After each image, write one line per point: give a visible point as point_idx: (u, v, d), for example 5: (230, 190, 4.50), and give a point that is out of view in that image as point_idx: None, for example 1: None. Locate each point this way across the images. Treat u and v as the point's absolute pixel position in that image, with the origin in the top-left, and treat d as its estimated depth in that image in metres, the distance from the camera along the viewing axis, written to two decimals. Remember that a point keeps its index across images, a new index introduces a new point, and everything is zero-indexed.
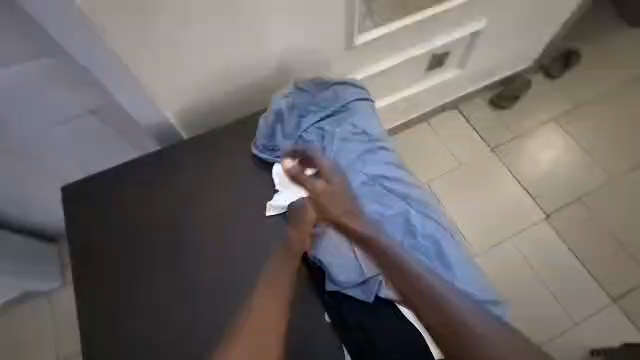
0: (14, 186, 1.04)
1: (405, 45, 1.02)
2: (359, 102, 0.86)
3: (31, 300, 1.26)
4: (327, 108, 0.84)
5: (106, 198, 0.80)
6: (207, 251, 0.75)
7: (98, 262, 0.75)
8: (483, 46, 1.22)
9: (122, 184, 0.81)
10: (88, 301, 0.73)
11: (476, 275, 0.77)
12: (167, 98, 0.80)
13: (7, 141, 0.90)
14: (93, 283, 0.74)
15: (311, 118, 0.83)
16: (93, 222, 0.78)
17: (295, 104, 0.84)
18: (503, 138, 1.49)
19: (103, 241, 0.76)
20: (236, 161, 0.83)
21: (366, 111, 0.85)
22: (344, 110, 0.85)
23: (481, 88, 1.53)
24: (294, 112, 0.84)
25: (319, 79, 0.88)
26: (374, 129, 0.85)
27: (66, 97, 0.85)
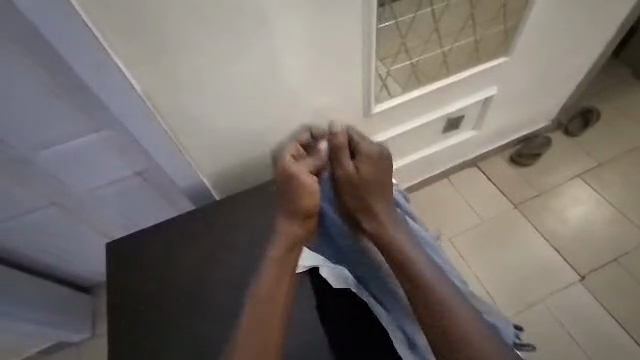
0: (63, 239, 1.15)
1: (419, 112, 1.11)
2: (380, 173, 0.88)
3: (59, 350, 1.30)
4: None
5: (144, 252, 0.86)
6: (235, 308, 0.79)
7: (132, 315, 0.80)
8: (497, 109, 1.28)
9: (160, 242, 0.88)
10: (119, 353, 0.77)
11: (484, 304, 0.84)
12: (204, 162, 0.90)
13: (64, 201, 1.03)
14: (125, 335, 0.78)
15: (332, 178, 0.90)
16: (132, 276, 0.84)
17: None
18: (525, 195, 1.49)
19: (138, 294, 0.82)
20: (262, 219, 0.89)
21: None
22: None
23: (500, 147, 1.57)
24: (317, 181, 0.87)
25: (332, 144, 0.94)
26: None
27: (119, 162, 0.98)
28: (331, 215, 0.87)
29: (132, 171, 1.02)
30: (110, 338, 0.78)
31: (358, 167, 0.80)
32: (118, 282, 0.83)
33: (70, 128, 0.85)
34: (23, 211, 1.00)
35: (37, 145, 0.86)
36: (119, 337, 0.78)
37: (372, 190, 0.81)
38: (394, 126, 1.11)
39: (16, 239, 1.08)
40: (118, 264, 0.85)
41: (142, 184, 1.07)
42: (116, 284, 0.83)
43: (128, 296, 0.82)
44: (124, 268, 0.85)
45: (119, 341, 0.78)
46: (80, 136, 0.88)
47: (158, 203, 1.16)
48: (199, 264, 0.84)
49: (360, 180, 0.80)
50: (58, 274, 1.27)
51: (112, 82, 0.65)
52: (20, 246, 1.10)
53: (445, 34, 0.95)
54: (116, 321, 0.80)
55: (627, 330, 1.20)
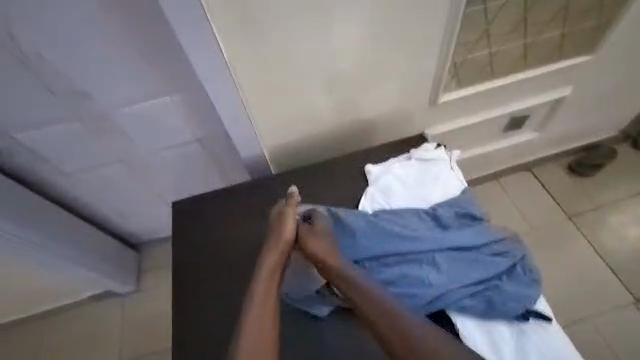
0: (122, 195, 1.21)
1: (485, 106, 1.07)
2: (451, 192, 0.73)
3: (105, 299, 1.38)
4: (405, 179, 0.75)
5: (211, 216, 0.83)
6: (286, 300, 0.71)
7: (192, 298, 0.73)
8: (566, 112, 1.21)
9: (217, 218, 0.82)
10: (180, 342, 0.70)
11: (517, 282, 0.61)
12: (268, 136, 0.91)
13: (129, 158, 1.08)
14: (186, 322, 0.71)
15: (378, 198, 0.75)
16: (191, 257, 0.78)
17: (369, 189, 0.76)
18: (582, 207, 1.40)
19: (203, 257, 0.77)
20: (329, 193, 0.82)
21: (445, 177, 0.75)
22: (423, 178, 0.75)
23: (558, 153, 1.49)
24: (380, 201, 0.74)
25: (395, 158, 0.79)
26: (450, 189, 0.73)
27: (183, 127, 1.01)
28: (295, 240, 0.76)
29: (195, 136, 1.05)
30: (175, 298, 0.74)
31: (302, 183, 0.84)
32: (178, 261, 0.78)
33: (146, 88, 0.89)
34: (92, 164, 1.07)
35: (115, 101, 0.91)
36: (180, 324, 0.71)
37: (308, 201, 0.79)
38: (456, 118, 1.08)
39: (82, 189, 1.15)
40: (177, 242, 0.80)
41: (200, 152, 1.11)
42: (176, 265, 0.77)
43: (194, 258, 0.77)
44: (183, 247, 0.79)
45: (180, 330, 0.71)
46: (154, 97, 0.92)
47: (211, 172, 1.19)
48: (256, 246, 0.78)
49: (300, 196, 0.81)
50: (113, 229, 1.35)
51: (200, 44, 0.66)
52: (84, 195, 1.18)
53: (533, 24, 0.88)
54: (177, 305, 0.73)
55: None
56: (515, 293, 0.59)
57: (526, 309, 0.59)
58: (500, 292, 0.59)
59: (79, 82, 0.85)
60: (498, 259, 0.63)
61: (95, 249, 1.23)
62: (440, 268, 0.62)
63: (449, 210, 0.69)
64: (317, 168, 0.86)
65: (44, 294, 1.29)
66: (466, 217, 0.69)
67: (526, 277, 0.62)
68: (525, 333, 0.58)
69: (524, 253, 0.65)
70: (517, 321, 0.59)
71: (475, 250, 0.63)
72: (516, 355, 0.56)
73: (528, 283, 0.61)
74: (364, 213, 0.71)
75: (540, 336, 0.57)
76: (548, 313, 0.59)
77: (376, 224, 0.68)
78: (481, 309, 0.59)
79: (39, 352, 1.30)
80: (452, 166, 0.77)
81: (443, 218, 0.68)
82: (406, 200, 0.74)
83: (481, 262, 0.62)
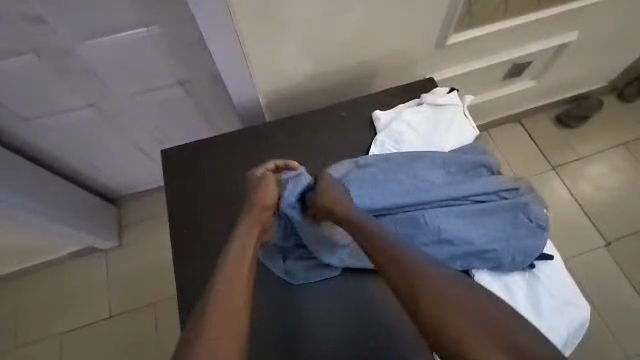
0: (95, 145, 1.09)
1: (490, 51, 1.01)
2: (464, 136, 0.70)
3: (86, 255, 1.31)
4: (417, 127, 0.71)
5: (207, 167, 0.75)
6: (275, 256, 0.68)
7: (196, 253, 0.68)
8: (566, 60, 1.18)
9: (217, 169, 0.75)
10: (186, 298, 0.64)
11: (529, 233, 0.62)
12: (263, 79, 0.81)
13: (101, 103, 0.95)
14: (192, 278, 0.66)
15: (389, 147, 0.71)
16: (191, 211, 0.72)
17: (380, 139, 0.72)
18: (565, 158, 1.44)
19: (203, 212, 0.71)
20: (334, 140, 0.76)
21: (458, 125, 0.71)
22: (437, 126, 0.71)
23: (548, 104, 1.48)
24: (391, 149, 0.71)
25: (405, 104, 0.74)
26: (463, 137, 0.70)
27: (163, 67, 0.89)
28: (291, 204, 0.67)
29: (177, 79, 0.93)
30: (175, 256, 0.68)
31: (303, 130, 0.77)
32: (177, 216, 0.71)
33: (117, 17, 0.76)
34: (58, 109, 0.94)
35: (79, 33, 0.77)
36: (185, 281, 0.66)
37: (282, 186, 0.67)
38: (459, 64, 1.02)
39: (48, 139, 1.03)
40: (174, 196, 0.73)
41: (182, 96, 0.99)
42: (175, 219, 0.71)
43: (194, 213, 0.71)
44: (180, 200, 0.72)
45: (185, 287, 0.65)
46: (127, 29, 0.78)
47: (194, 120, 1.09)
48: None
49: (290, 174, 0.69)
50: (87, 182, 1.24)
51: None
52: (52, 146, 1.06)
53: None
54: (179, 262, 0.67)
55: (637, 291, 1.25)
56: (526, 246, 0.60)
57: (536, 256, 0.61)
58: (509, 240, 0.60)
59: (31, 7, 0.70)
60: (508, 210, 0.63)
61: (70, 205, 1.14)
62: (445, 221, 0.60)
63: (465, 159, 0.67)
64: (319, 114, 0.79)
65: (18, 253, 1.20)
66: (479, 167, 0.68)
67: (533, 225, 0.62)
68: (537, 277, 0.60)
69: (533, 204, 0.64)
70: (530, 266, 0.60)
71: (487, 200, 0.63)
72: (527, 299, 0.59)
73: (538, 233, 0.62)
74: (378, 163, 0.67)
75: (550, 279, 0.60)
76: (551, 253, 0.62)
77: (384, 178, 0.66)
78: (488, 259, 0.59)
79: (20, 311, 1.25)
80: (464, 111, 0.73)
81: (458, 163, 0.67)
82: (417, 147, 0.70)
83: (493, 214, 0.62)
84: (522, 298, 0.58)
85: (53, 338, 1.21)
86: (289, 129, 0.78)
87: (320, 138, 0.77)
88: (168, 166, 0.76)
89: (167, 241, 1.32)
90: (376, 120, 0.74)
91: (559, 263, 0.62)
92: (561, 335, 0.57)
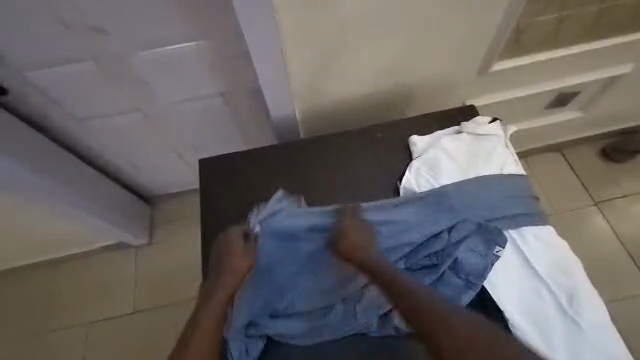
0: (136, 147, 1.15)
1: (534, 79, 0.98)
2: (507, 170, 0.66)
3: (117, 250, 1.37)
4: (456, 158, 0.68)
5: (242, 179, 0.76)
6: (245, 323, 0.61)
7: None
8: (617, 91, 1.12)
9: (251, 185, 0.76)
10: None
11: (566, 274, 0.57)
12: (302, 97, 0.83)
13: (146, 109, 1.01)
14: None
15: (425, 176, 0.68)
16: (223, 224, 0.72)
17: (415, 166, 0.69)
18: (610, 194, 1.35)
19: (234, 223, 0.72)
20: (368, 162, 0.75)
21: (501, 158, 0.67)
22: (478, 159, 0.67)
23: (593, 136, 1.41)
24: (427, 178, 0.68)
25: (444, 132, 0.72)
26: (506, 171, 0.66)
27: (207, 78, 0.93)
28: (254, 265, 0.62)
29: (218, 90, 0.97)
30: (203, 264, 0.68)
31: (338, 151, 0.77)
32: (209, 228, 0.72)
33: (170, 31, 0.80)
34: (106, 112, 1.00)
35: (134, 44, 0.82)
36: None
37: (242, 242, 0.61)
38: (501, 92, 1.00)
39: (94, 138, 1.09)
40: (207, 205, 0.74)
41: (221, 107, 1.03)
42: (207, 231, 0.72)
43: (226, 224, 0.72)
44: (213, 212, 0.73)
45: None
46: (177, 42, 0.83)
47: (230, 130, 1.12)
48: None
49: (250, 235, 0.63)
50: (125, 180, 1.31)
51: None
52: (97, 145, 1.13)
53: None
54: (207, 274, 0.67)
55: None
56: (562, 287, 0.56)
57: (573, 297, 0.55)
58: None
59: (95, 18, 0.76)
60: (520, 254, 0.59)
61: (107, 200, 1.20)
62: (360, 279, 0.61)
63: (506, 193, 0.63)
64: (355, 135, 0.79)
65: (57, 240, 1.28)
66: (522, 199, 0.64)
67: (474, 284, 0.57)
68: (577, 324, 0.54)
69: (469, 249, 0.58)
70: (571, 313, 0.54)
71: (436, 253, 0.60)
72: (566, 347, 0.53)
73: (572, 274, 0.57)
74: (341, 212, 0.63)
75: (594, 331, 0.53)
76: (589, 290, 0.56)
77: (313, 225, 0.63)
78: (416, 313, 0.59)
79: (53, 296, 1.32)
80: (506, 143, 0.70)
81: (504, 204, 0.62)
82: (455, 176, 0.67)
83: (527, 255, 0.59)
84: (561, 348, 0.53)
85: (79, 325, 1.27)
86: (324, 148, 0.78)
87: (354, 160, 0.76)
88: (206, 175, 0.77)
89: (193, 243, 1.36)
90: (413, 146, 0.72)
91: (600, 303, 0.55)
92: None
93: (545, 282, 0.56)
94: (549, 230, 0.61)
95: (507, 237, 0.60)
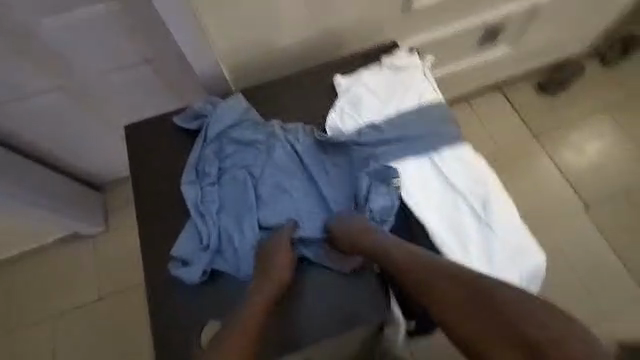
0: (69, 130, 1.09)
1: (459, 15, 1.00)
2: (424, 97, 0.68)
3: (73, 242, 1.33)
4: (378, 93, 0.69)
5: (171, 132, 0.72)
6: (185, 259, 0.63)
7: (161, 225, 0.67)
8: (541, 22, 1.16)
9: (180, 141, 0.72)
10: (154, 268, 0.65)
11: (482, 186, 0.61)
12: (225, 50, 0.81)
13: (69, 85, 0.95)
14: (161, 253, 0.66)
15: (350, 114, 0.69)
16: (154, 182, 0.70)
17: (339, 106, 0.70)
18: (547, 125, 1.44)
19: (168, 179, 0.70)
20: (297, 108, 0.76)
21: (420, 88, 0.69)
22: (398, 91, 0.69)
23: (529, 71, 1.47)
24: (350, 114, 0.69)
25: (366, 68, 0.73)
26: (425, 99, 0.68)
27: (127, 45, 0.89)
28: (208, 184, 0.67)
29: (143, 57, 0.93)
30: (140, 220, 0.67)
31: (269, 102, 0.77)
32: (141, 188, 0.69)
33: None
34: (26, 93, 0.94)
35: (36, 11, 0.77)
36: (154, 254, 0.66)
37: (194, 156, 0.69)
38: (429, 30, 1.01)
39: (20, 124, 1.03)
40: (138, 163, 0.71)
41: (151, 75, 0.99)
42: (140, 192, 0.69)
43: (159, 179, 0.70)
44: (144, 173, 0.70)
45: (153, 259, 0.65)
46: (83, 5, 0.78)
47: (168, 101, 1.08)
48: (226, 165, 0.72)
49: (201, 153, 0.69)
50: (68, 169, 1.25)
51: None
52: (26, 132, 1.06)
53: None
54: (146, 236, 0.67)
55: (616, 252, 1.27)
56: (478, 199, 0.61)
57: (486, 204, 0.60)
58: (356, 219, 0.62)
59: None
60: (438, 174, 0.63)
61: (52, 191, 1.15)
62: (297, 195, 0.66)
63: (427, 121, 0.66)
64: (283, 83, 0.78)
65: (4, 240, 1.22)
66: (444, 125, 0.66)
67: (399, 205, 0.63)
68: (491, 228, 0.59)
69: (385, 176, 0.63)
70: (485, 217, 0.60)
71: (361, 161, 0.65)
72: (481, 249, 0.58)
73: (486, 184, 0.61)
74: (271, 132, 0.68)
75: (506, 231, 0.59)
76: (502, 196, 0.61)
77: (249, 146, 0.68)
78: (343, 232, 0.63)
79: (12, 297, 1.27)
80: (424, 72, 0.72)
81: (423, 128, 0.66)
82: (376, 109, 0.68)
83: (445, 176, 0.62)
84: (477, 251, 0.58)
85: (45, 321, 1.24)
86: (254, 100, 0.77)
87: (286, 109, 0.76)
88: (132, 131, 0.73)
89: None
90: (337, 86, 0.73)
91: (511, 206, 0.61)
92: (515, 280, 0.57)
93: (463, 195, 0.61)
94: (466, 147, 0.64)
95: (426, 160, 0.64)
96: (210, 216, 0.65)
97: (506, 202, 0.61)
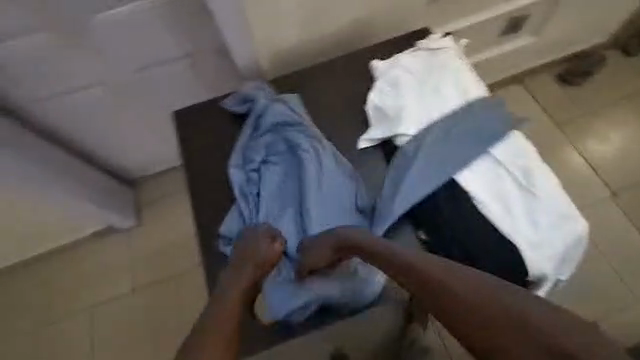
0: (108, 125, 1.14)
1: (484, 4, 1.03)
2: (462, 77, 0.71)
3: (107, 235, 1.37)
4: (416, 73, 0.72)
5: (219, 118, 0.76)
6: (229, 237, 0.66)
7: (210, 203, 0.71)
8: (563, 12, 1.19)
9: (228, 126, 0.76)
10: (206, 244, 0.68)
11: (524, 157, 0.63)
12: (264, 40, 0.84)
13: (111, 80, 1.00)
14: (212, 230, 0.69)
15: (390, 93, 0.71)
16: (204, 164, 0.73)
17: (378, 86, 0.72)
18: (570, 115, 1.44)
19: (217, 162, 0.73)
20: (336, 92, 0.78)
21: (457, 68, 0.71)
22: (436, 70, 0.71)
23: (550, 62, 1.48)
24: (389, 93, 0.71)
25: (402, 51, 0.76)
26: (464, 79, 0.70)
27: (168, 39, 0.94)
28: (254, 175, 0.70)
29: (182, 51, 0.98)
30: (192, 200, 0.71)
31: (309, 86, 0.79)
32: (192, 170, 0.73)
33: None
34: (71, 87, 0.99)
35: None
36: (206, 231, 0.69)
37: (241, 145, 0.72)
38: (455, 20, 1.04)
39: (63, 119, 1.08)
40: (189, 147, 0.75)
41: (187, 69, 1.03)
42: (191, 174, 0.73)
43: (209, 162, 0.73)
44: (194, 157, 0.74)
45: (205, 236, 0.68)
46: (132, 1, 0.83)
47: (201, 97, 1.12)
48: None
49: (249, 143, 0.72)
50: (104, 164, 1.30)
51: None
52: (68, 127, 1.11)
53: None
54: (198, 215, 0.70)
55: None
56: (520, 168, 0.62)
57: (529, 174, 0.61)
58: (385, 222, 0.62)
59: None
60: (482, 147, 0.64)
61: (91, 185, 1.20)
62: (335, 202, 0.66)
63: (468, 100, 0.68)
64: (321, 69, 0.80)
65: (43, 232, 1.27)
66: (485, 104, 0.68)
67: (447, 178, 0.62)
68: (534, 196, 0.60)
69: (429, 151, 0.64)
70: (528, 186, 0.61)
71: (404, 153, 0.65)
72: (526, 216, 0.60)
73: (527, 155, 0.63)
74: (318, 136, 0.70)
75: (548, 200, 0.60)
76: (543, 167, 0.62)
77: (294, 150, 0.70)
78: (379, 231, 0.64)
79: (50, 288, 1.32)
80: (459, 55, 0.74)
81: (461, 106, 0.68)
82: (415, 88, 0.71)
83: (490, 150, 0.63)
84: (522, 217, 0.60)
85: (81, 312, 1.28)
86: (293, 85, 0.80)
87: (325, 93, 0.78)
88: (181, 117, 0.78)
89: (181, 217, 1.37)
90: (374, 69, 0.76)
91: (552, 177, 0.62)
92: (558, 248, 0.59)
93: (506, 166, 0.62)
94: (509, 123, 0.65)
95: (471, 134, 0.64)
96: (253, 203, 0.68)
97: (547, 172, 0.62)
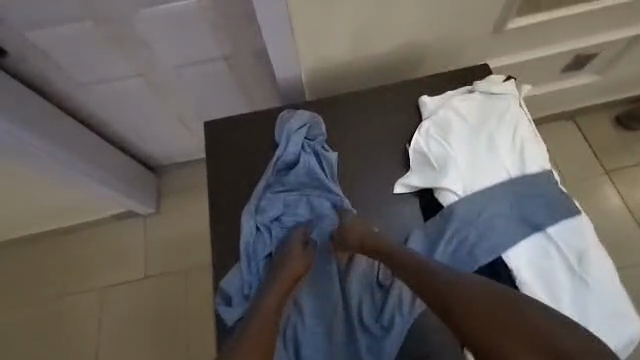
0: (140, 114, 1.13)
1: (550, 39, 0.93)
2: (521, 132, 0.63)
3: (126, 219, 1.38)
4: (470, 119, 0.66)
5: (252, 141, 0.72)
6: (229, 297, 0.61)
7: (220, 252, 0.65)
8: (636, 54, 1.07)
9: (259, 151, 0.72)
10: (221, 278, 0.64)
11: (579, 237, 0.56)
12: (308, 56, 0.79)
13: (148, 74, 0.98)
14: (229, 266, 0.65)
15: (438, 138, 0.65)
16: (230, 189, 0.70)
17: (426, 126, 0.67)
18: (622, 162, 1.32)
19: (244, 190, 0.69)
20: (378, 125, 0.72)
21: (517, 121, 0.64)
22: (493, 121, 0.64)
23: (609, 102, 1.36)
24: (437, 138, 0.66)
25: (457, 91, 0.69)
26: (524, 134, 0.63)
27: (209, 40, 0.90)
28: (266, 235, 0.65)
29: (221, 53, 0.95)
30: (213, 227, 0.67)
31: (350, 114, 0.74)
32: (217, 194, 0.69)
33: None
34: (109, 76, 0.98)
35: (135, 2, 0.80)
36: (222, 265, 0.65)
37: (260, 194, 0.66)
38: (514, 52, 0.95)
39: (98, 104, 1.08)
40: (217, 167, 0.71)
41: (224, 71, 1.00)
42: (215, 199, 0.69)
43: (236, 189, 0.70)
44: (221, 180, 0.70)
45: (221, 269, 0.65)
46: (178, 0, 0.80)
47: (234, 97, 1.09)
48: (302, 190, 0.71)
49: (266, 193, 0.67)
50: (132, 150, 1.30)
51: None
52: (101, 112, 1.11)
53: None
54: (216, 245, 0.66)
55: None
56: (574, 249, 0.56)
57: (583, 257, 0.55)
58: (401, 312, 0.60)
59: None
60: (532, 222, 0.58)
61: (117, 170, 1.20)
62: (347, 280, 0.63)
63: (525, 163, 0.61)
64: (365, 97, 0.75)
65: (66, 209, 1.29)
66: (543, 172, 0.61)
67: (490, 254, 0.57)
68: (585, 284, 0.54)
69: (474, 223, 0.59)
70: (580, 272, 0.55)
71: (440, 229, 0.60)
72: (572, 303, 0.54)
73: (585, 236, 0.57)
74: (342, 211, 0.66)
75: (601, 290, 0.54)
76: (601, 251, 0.56)
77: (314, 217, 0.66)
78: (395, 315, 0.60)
79: (67, 263, 1.35)
80: (520, 104, 0.67)
81: (516, 164, 0.62)
82: (466, 137, 0.64)
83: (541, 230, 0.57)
84: (568, 305, 0.54)
85: (93, 291, 1.31)
86: (334, 111, 0.74)
87: (366, 125, 0.73)
88: (212, 133, 0.74)
89: (198, 212, 1.36)
90: (424, 106, 0.69)
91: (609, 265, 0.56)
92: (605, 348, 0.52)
93: (557, 243, 0.56)
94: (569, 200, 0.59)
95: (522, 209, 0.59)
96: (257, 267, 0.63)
97: (604, 257, 0.56)
